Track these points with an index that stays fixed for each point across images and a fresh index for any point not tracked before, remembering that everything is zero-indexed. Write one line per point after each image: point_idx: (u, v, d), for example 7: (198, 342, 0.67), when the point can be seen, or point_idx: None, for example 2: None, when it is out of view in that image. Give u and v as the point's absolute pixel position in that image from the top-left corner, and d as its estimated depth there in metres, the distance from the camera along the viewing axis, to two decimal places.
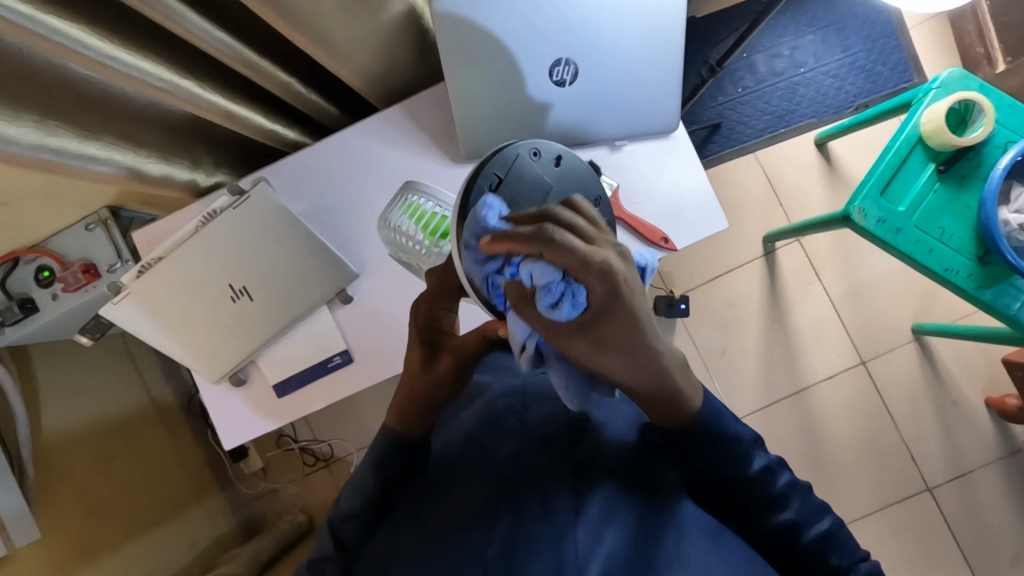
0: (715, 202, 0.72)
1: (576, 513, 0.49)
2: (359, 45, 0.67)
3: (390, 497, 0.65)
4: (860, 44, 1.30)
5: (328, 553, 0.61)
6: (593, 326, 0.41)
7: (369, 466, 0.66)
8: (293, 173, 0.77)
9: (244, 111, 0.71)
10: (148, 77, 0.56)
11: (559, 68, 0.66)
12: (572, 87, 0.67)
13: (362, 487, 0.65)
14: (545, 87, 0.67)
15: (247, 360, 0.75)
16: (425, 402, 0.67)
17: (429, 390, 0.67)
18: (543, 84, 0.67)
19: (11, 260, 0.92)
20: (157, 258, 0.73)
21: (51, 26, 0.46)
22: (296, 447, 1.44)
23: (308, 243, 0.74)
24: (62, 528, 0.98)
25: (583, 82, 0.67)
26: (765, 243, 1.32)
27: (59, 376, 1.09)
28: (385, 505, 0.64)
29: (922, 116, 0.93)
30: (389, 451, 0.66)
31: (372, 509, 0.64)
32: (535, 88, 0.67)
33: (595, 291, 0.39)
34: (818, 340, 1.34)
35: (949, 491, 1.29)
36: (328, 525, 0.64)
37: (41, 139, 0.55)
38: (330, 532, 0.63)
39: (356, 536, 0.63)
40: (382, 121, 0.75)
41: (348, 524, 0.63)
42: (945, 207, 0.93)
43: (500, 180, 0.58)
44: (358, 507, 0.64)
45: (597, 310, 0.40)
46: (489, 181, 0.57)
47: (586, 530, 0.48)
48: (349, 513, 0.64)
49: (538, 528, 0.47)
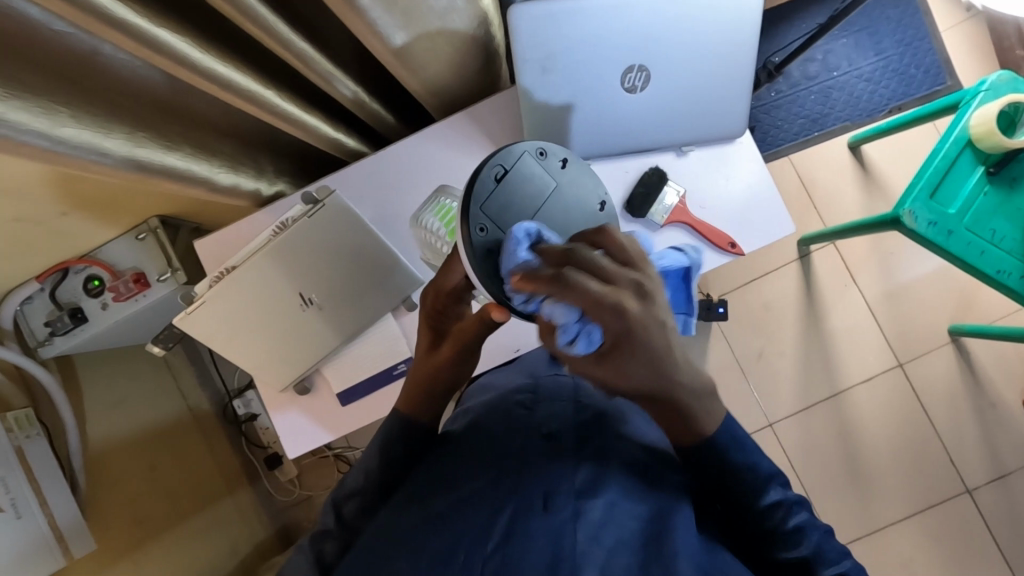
0: (779, 203, 0.77)
1: (575, 514, 0.50)
2: (429, 55, 0.67)
3: (393, 480, 0.63)
4: (893, 47, 1.30)
5: (331, 530, 0.62)
6: (609, 356, 0.41)
7: (374, 446, 0.65)
8: (357, 180, 0.79)
9: (313, 120, 0.71)
10: (240, 90, 0.56)
11: (632, 78, 0.72)
12: (642, 92, 0.73)
13: (366, 466, 0.64)
14: (618, 92, 0.73)
15: (313, 368, 0.76)
16: (427, 387, 0.65)
17: (430, 374, 0.65)
18: (616, 91, 0.72)
19: (61, 270, 0.92)
20: (231, 267, 0.73)
21: (166, 39, 0.46)
22: (330, 454, 1.41)
23: (373, 251, 0.75)
24: (111, 536, 0.97)
25: (653, 88, 0.73)
26: (800, 246, 1.33)
27: (105, 384, 1.09)
28: (388, 486, 0.63)
29: (971, 118, 0.93)
30: (396, 434, 0.65)
31: (377, 492, 0.63)
32: (608, 94, 0.73)
33: (609, 331, 0.39)
34: (854, 342, 1.34)
35: (989, 493, 1.28)
36: (330, 502, 0.64)
37: (130, 150, 0.56)
38: (333, 508, 0.63)
39: (356, 516, 0.62)
40: (445, 129, 0.79)
41: (351, 502, 0.63)
42: (997, 210, 0.93)
43: (506, 171, 0.58)
44: (363, 487, 0.63)
45: (611, 344, 0.40)
46: (495, 171, 0.57)
47: (584, 532, 0.49)
48: (354, 492, 0.63)
49: (537, 522, 0.49)
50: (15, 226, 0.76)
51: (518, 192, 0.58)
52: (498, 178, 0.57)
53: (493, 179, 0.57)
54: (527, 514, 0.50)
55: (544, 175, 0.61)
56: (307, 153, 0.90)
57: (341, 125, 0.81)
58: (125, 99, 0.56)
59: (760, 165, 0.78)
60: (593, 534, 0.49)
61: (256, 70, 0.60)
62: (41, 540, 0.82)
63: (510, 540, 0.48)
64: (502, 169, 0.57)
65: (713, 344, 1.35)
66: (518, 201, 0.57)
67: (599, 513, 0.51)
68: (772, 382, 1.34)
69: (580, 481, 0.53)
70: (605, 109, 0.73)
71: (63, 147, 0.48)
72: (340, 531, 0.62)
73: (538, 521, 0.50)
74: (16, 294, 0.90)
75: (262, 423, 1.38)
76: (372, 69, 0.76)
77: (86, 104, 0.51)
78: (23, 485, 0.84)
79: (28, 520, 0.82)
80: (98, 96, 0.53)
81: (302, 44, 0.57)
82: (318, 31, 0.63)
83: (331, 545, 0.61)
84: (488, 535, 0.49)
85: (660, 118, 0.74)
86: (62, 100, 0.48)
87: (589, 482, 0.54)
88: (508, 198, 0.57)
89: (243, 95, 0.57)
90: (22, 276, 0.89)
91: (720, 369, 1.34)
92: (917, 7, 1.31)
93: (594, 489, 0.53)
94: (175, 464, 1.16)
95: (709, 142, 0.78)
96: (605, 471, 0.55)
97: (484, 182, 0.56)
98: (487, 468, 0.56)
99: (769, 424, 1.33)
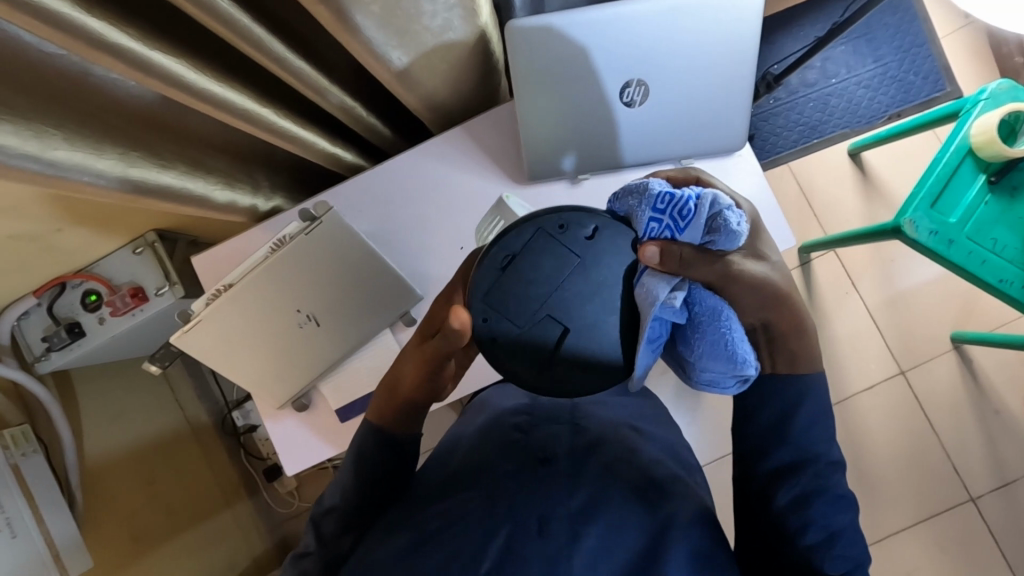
0: (781, 216, 0.77)
1: (572, 538, 0.51)
2: (426, 71, 0.67)
3: (379, 500, 0.61)
4: (892, 54, 1.30)
5: (311, 549, 0.60)
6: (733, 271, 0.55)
7: (350, 462, 0.61)
8: (354, 197, 0.79)
9: (310, 136, 0.71)
10: (235, 109, 0.56)
11: (631, 92, 0.72)
12: (641, 104, 0.72)
13: (343, 484, 0.62)
14: (618, 105, 0.72)
15: (310, 385, 0.76)
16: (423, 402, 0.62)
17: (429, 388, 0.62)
18: (614, 105, 0.72)
19: (58, 285, 0.91)
20: (227, 285, 0.73)
21: (157, 62, 0.45)
22: (330, 465, 1.40)
23: (370, 268, 0.75)
24: (109, 554, 0.97)
25: (650, 100, 0.72)
26: (800, 254, 1.32)
27: (102, 397, 1.09)
28: (366, 505, 0.61)
29: (972, 128, 0.93)
30: (376, 448, 0.61)
31: (357, 512, 0.61)
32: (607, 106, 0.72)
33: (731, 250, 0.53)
34: (855, 350, 1.33)
35: (993, 501, 1.27)
36: (310, 519, 0.62)
37: (124, 170, 0.56)
38: (313, 525, 0.61)
39: (335, 534, 0.60)
40: (444, 145, 0.79)
41: (333, 520, 0.61)
42: (999, 219, 0.93)
43: (510, 256, 0.56)
44: (344, 506, 0.61)
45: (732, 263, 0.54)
46: (498, 260, 0.56)
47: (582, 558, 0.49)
48: (332, 509, 0.61)
49: (532, 547, 0.50)
50: (10, 243, 0.76)
51: (537, 273, 0.56)
52: (502, 266, 0.57)
53: (497, 268, 0.56)
54: (523, 540, 0.51)
55: (562, 248, 0.57)
56: (304, 166, 0.89)
57: (339, 139, 0.81)
58: (120, 120, 0.56)
59: (760, 179, 0.77)
60: (590, 562, 0.50)
61: (251, 89, 0.59)
62: (38, 558, 0.82)
63: (505, 564, 0.49)
64: (515, 252, 0.57)
65: None
66: (534, 277, 0.56)
67: (596, 540, 0.51)
68: None
69: (577, 503, 0.54)
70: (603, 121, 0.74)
71: (55, 170, 0.48)
72: (320, 551, 0.60)
73: (533, 545, 0.50)
74: (13, 309, 0.90)
75: (261, 435, 1.37)
76: (370, 85, 0.76)
77: (80, 125, 0.51)
78: (19, 503, 0.84)
79: (24, 539, 0.82)
80: (93, 117, 0.53)
81: (298, 62, 0.56)
82: (315, 50, 0.63)
83: (309, 564, 0.59)
84: (483, 558, 0.49)
85: (659, 132, 0.74)
86: (56, 123, 0.48)
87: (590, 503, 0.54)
88: (523, 279, 0.56)
89: (238, 114, 0.57)
90: (18, 290, 0.89)
91: None
92: (915, 14, 1.30)
93: (591, 513, 0.53)
94: (173, 477, 1.15)
95: (710, 155, 0.77)
96: (606, 496, 0.55)
97: (489, 272, 0.57)
98: (484, 490, 0.56)
99: None
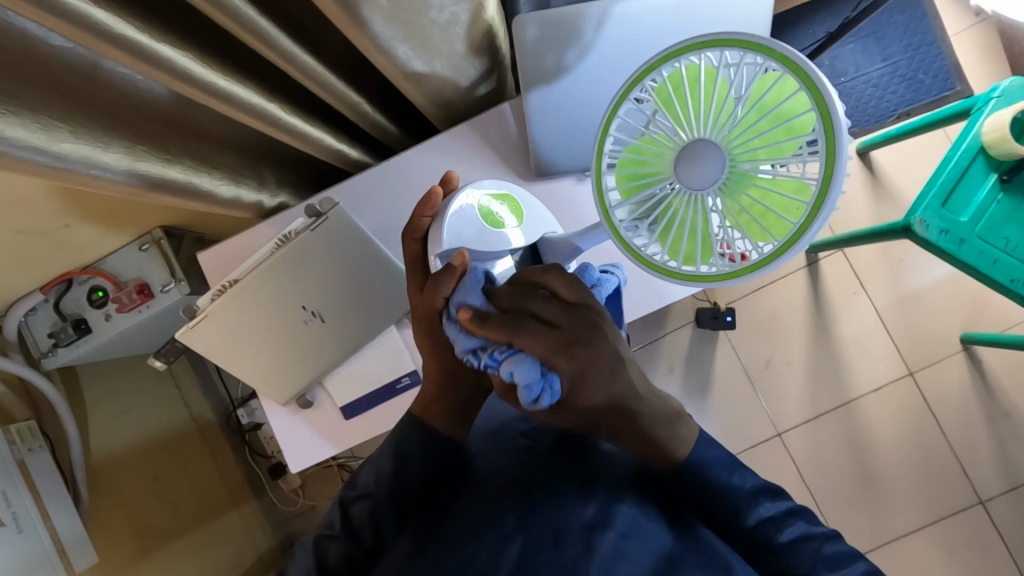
0: None
1: (589, 550, 0.50)
2: (432, 69, 0.67)
3: (412, 493, 0.64)
4: (901, 52, 1.27)
5: (335, 528, 0.62)
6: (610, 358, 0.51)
7: (389, 451, 0.64)
8: (360, 193, 0.79)
9: (317, 132, 0.71)
10: (242, 102, 0.56)
11: (742, 68, 0.43)
12: (691, 52, 0.44)
13: (379, 469, 0.64)
14: (721, 90, 0.45)
15: (315, 381, 0.76)
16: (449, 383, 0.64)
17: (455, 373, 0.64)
18: (742, 105, 0.44)
19: (65, 281, 0.91)
20: (233, 281, 0.72)
21: (162, 54, 0.45)
22: (334, 463, 1.41)
23: (374, 265, 0.75)
24: (116, 551, 0.96)
25: (681, 46, 0.43)
26: (808, 254, 1.31)
27: (106, 394, 1.09)
28: (401, 491, 0.63)
29: (983, 125, 0.92)
30: (415, 442, 0.64)
31: (389, 500, 0.63)
32: (753, 114, 0.44)
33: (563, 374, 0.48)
34: (864, 351, 1.32)
35: (1003, 504, 1.26)
36: (339, 499, 0.64)
37: (130, 164, 0.55)
38: (342, 505, 0.63)
39: (363, 520, 0.62)
40: (450, 141, 0.79)
41: (361, 504, 0.63)
42: (1009, 218, 0.91)
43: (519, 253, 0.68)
44: (378, 493, 0.63)
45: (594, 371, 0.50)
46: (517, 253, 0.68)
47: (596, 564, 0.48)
48: (364, 495, 0.63)
49: (548, 559, 0.49)
50: (18, 238, 0.76)
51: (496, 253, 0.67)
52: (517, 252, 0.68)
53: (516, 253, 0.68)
54: (538, 553, 0.49)
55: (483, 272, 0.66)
56: (311, 163, 0.90)
57: (345, 136, 0.81)
58: (125, 114, 0.56)
59: None
60: (605, 567, 0.49)
61: (257, 83, 0.59)
62: (41, 553, 0.81)
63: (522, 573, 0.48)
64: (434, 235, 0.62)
65: (721, 354, 1.33)
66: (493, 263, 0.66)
67: (611, 545, 0.50)
68: (782, 392, 1.32)
69: (591, 513, 0.53)
70: (681, 168, 0.46)
71: (62, 163, 0.48)
72: (346, 533, 0.61)
73: (549, 557, 0.49)
74: (20, 305, 0.90)
75: (265, 433, 1.40)
76: (374, 82, 0.76)
77: (85, 118, 0.51)
78: (25, 498, 0.84)
79: (29, 533, 0.81)
80: (99, 112, 0.53)
81: (304, 56, 0.56)
82: (321, 44, 0.62)
83: (334, 546, 0.60)
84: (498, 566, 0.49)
85: None
86: (62, 115, 0.48)
87: (600, 513, 0.53)
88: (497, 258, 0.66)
89: (244, 108, 0.57)
90: (24, 287, 0.88)
91: (728, 379, 1.32)
92: (926, 11, 1.27)
93: (605, 522, 0.53)
94: (176, 474, 1.15)
95: None
96: (616, 498, 0.55)
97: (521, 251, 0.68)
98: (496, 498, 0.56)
99: (777, 434, 1.31)
